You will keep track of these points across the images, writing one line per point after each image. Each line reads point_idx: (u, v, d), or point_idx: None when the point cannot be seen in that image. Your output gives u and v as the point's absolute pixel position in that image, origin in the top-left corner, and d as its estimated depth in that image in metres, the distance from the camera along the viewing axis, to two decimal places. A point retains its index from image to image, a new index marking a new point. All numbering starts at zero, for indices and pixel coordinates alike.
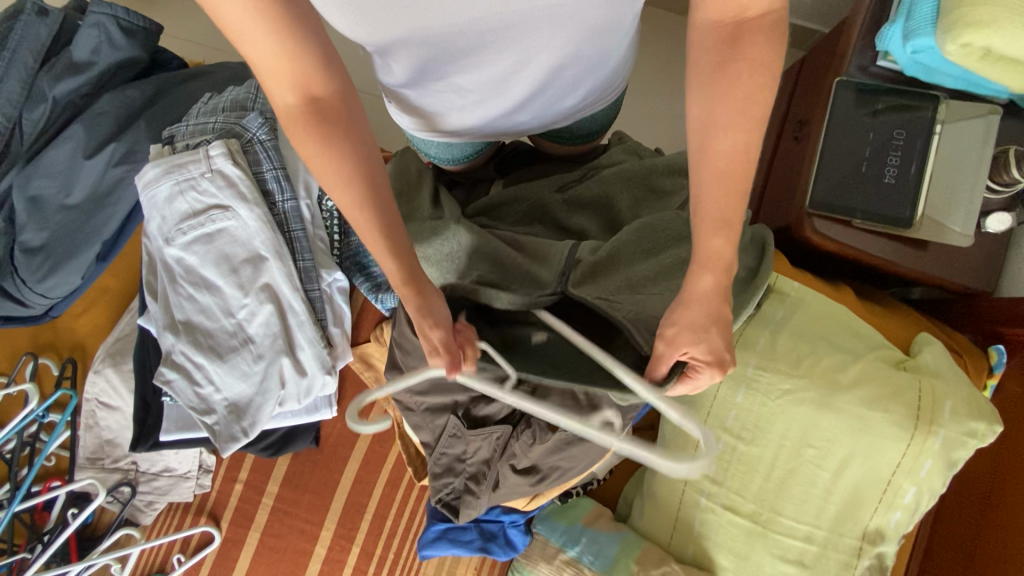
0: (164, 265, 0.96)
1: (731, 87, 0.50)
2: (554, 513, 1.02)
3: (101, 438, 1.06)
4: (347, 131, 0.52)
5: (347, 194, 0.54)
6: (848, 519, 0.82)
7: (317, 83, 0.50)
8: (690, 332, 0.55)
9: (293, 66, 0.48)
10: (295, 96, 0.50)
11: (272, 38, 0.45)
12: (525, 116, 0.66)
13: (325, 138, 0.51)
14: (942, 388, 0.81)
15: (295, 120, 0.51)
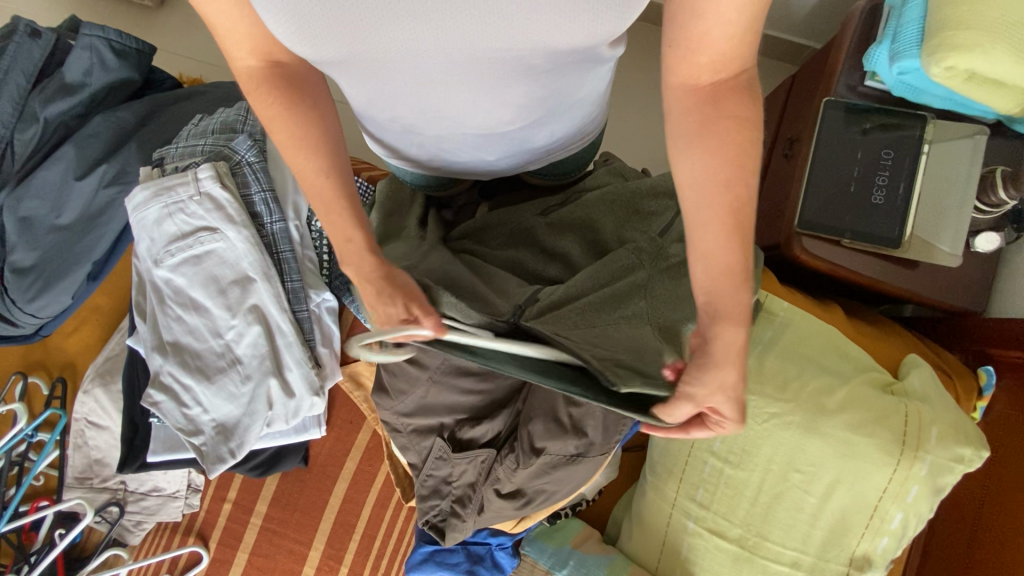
0: (153, 286, 0.96)
1: (714, 140, 0.51)
2: (543, 535, 1.02)
3: (90, 457, 1.06)
4: (307, 99, 0.58)
5: (309, 159, 0.60)
6: (835, 545, 0.81)
7: (278, 50, 0.56)
8: (719, 395, 0.57)
9: (254, 34, 0.53)
10: (257, 59, 0.56)
11: (231, 6, 0.50)
12: (494, 157, 0.68)
13: (285, 103, 0.57)
14: (928, 412, 0.81)
15: (255, 82, 0.57)
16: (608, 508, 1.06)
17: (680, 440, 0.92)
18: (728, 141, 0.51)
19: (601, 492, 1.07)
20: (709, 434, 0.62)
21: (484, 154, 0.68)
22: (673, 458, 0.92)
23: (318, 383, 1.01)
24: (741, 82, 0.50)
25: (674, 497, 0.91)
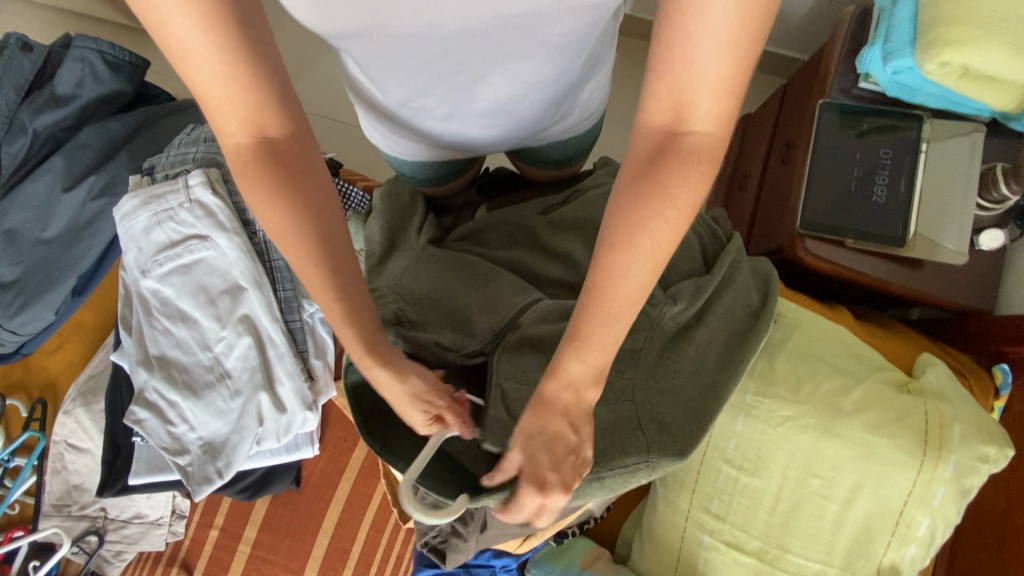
0: (139, 298, 0.93)
1: (645, 219, 0.46)
2: (549, 557, 0.95)
3: (68, 483, 1.00)
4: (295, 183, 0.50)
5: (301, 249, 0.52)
6: (861, 556, 0.76)
7: (271, 124, 0.48)
8: (515, 442, 0.52)
9: (243, 102, 0.45)
10: (247, 135, 0.47)
11: (214, 64, 0.42)
12: (478, 137, 0.71)
13: (277, 184, 0.50)
14: (949, 410, 0.78)
15: (243, 162, 0.49)
16: (617, 526, 1.00)
17: (691, 448, 0.87)
18: (663, 225, 0.46)
19: (609, 509, 1.01)
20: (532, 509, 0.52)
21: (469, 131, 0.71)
22: (683, 468, 0.87)
23: (311, 398, 0.96)
24: (697, 157, 0.43)
25: (687, 510, 0.86)
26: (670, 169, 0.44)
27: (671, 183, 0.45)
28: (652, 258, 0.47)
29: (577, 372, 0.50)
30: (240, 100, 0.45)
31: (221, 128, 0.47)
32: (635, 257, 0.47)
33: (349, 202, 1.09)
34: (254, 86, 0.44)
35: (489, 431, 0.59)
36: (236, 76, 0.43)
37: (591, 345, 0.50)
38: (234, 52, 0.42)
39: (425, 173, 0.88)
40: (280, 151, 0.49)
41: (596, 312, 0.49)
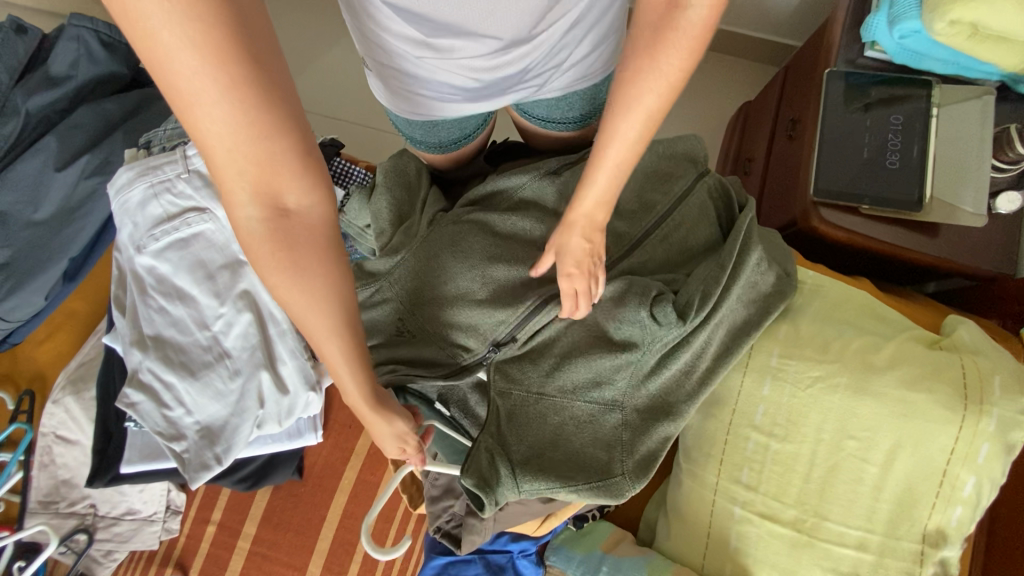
0: (134, 275, 0.89)
1: (641, 89, 0.54)
2: (569, 542, 0.90)
3: (56, 478, 0.94)
4: (315, 252, 0.45)
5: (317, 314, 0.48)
6: (905, 520, 0.72)
7: (289, 196, 0.42)
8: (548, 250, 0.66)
9: (259, 168, 0.40)
10: (261, 208, 0.42)
11: (228, 118, 0.37)
12: (486, 86, 0.73)
13: (294, 259, 0.45)
14: (986, 364, 0.74)
15: (259, 239, 0.43)
16: (639, 509, 0.95)
17: (717, 418, 0.83)
18: (653, 95, 0.54)
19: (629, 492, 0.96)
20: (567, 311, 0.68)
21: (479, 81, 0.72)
22: (709, 439, 0.83)
23: (314, 378, 0.91)
24: (688, 33, 0.50)
25: (716, 482, 0.81)
26: (665, 49, 0.51)
27: (664, 58, 0.52)
28: (650, 118, 0.55)
29: (588, 208, 0.61)
30: (257, 159, 0.39)
31: (234, 205, 0.41)
32: (628, 123, 0.55)
33: (351, 182, 1.07)
34: (272, 141, 0.39)
35: (467, 466, 0.65)
36: (258, 128, 0.38)
37: (596, 183, 0.59)
38: (254, 98, 0.37)
39: (435, 140, 0.87)
40: (300, 220, 0.44)
41: (602, 169, 0.58)
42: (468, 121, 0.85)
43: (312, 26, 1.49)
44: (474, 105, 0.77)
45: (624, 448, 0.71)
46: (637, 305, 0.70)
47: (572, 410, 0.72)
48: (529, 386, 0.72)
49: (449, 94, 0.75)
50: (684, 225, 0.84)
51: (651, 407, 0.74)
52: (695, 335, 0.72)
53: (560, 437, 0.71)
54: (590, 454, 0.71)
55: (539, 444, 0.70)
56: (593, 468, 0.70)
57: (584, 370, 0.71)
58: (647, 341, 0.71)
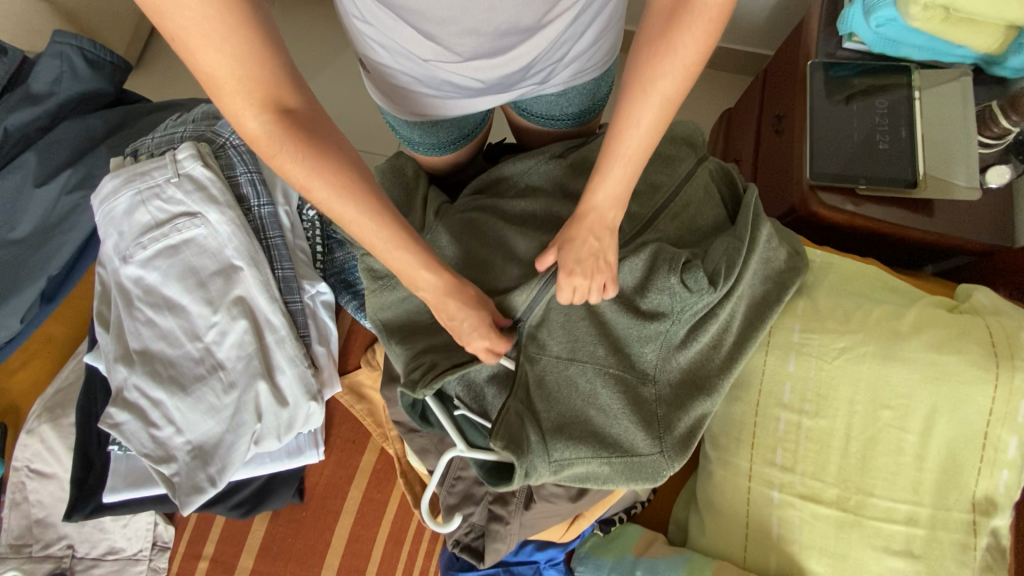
0: (119, 287, 0.83)
1: (655, 73, 0.52)
2: (597, 549, 0.84)
3: (30, 517, 0.86)
4: (330, 147, 0.48)
5: (351, 208, 0.51)
6: (951, 489, 0.69)
7: (288, 94, 0.44)
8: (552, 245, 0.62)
9: (256, 73, 0.42)
10: (267, 115, 0.44)
11: (226, 26, 0.38)
12: (489, 83, 0.69)
13: (311, 155, 0.47)
14: (1010, 323, 0.73)
15: (272, 144, 0.45)
16: (666, 510, 0.90)
17: (743, 401, 0.80)
18: (666, 80, 0.52)
19: (654, 491, 0.91)
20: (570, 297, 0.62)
21: (482, 78, 0.68)
22: (737, 423, 0.79)
23: (315, 387, 0.86)
24: (708, 14, 0.49)
25: (749, 467, 0.77)
26: (680, 34, 0.50)
27: (679, 42, 0.50)
28: (665, 107, 0.53)
29: (601, 200, 0.58)
30: (261, 75, 0.42)
31: (244, 123, 0.44)
32: (640, 116, 0.53)
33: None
34: (265, 53, 0.41)
35: (495, 428, 0.61)
36: (258, 44, 0.40)
37: (607, 175, 0.57)
38: (244, 12, 0.39)
39: (434, 141, 0.82)
40: (306, 121, 0.47)
41: (616, 161, 0.56)
42: (468, 119, 0.80)
43: (295, 52, 1.49)
44: (476, 102, 0.72)
45: (659, 422, 0.68)
46: (664, 272, 0.68)
47: (605, 380, 0.68)
48: (558, 355, 0.68)
49: (450, 91, 0.70)
50: (691, 206, 0.82)
51: (681, 380, 0.71)
52: (721, 307, 0.71)
53: (591, 410, 0.67)
54: (624, 430, 0.67)
55: (571, 416, 0.67)
56: (627, 443, 0.67)
57: (609, 339, 0.69)
58: (676, 310, 0.69)
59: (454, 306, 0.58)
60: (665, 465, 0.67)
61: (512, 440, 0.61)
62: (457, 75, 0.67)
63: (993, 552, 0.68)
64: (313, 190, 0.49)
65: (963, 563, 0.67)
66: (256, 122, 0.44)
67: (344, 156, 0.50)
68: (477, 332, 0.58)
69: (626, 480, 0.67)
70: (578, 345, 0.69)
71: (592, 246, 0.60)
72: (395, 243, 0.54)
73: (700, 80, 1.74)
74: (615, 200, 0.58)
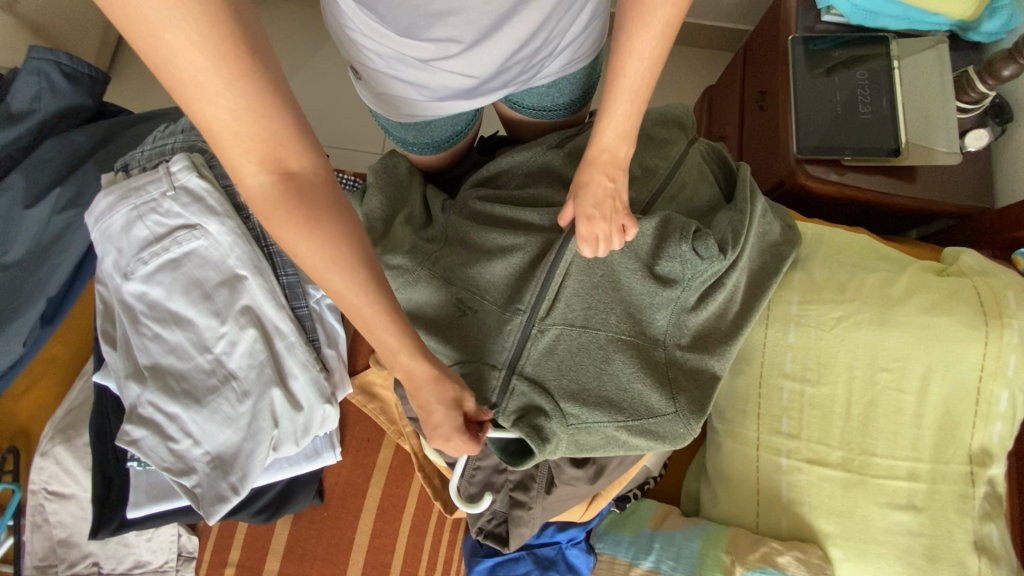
0: (122, 305, 0.83)
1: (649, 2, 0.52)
2: (615, 525, 0.87)
3: (52, 539, 0.86)
4: (332, 219, 0.45)
5: (348, 283, 0.48)
6: (949, 444, 0.72)
7: (292, 158, 0.41)
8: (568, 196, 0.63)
9: (262, 131, 0.39)
10: (268, 175, 0.41)
11: (229, 79, 0.35)
12: (485, 81, 0.69)
13: (311, 224, 0.44)
14: (998, 282, 0.77)
15: (270, 206, 0.42)
16: (678, 484, 0.93)
17: (747, 373, 0.83)
18: (665, 5, 0.52)
19: (665, 467, 0.94)
20: (590, 250, 0.62)
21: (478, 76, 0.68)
22: (742, 395, 0.82)
23: (329, 390, 0.87)
24: None
25: (756, 437, 0.80)
26: None
27: None
28: (665, 32, 0.54)
29: (610, 141, 0.60)
30: (265, 137, 0.39)
31: (242, 178, 0.41)
32: (638, 48, 0.55)
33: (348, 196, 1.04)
34: (271, 110, 0.38)
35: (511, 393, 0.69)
36: (258, 99, 0.37)
37: (614, 110, 0.58)
38: (244, 61, 0.35)
39: (429, 140, 0.82)
40: (307, 183, 0.43)
41: (620, 94, 0.57)
42: (460, 117, 0.80)
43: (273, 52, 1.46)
44: (470, 101, 0.72)
45: (674, 383, 0.71)
46: (671, 239, 0.70)
47: (617, 345, 0.70)
48: (568, 322, 0.71)
49: (445, 94, 0.71)
50: (687, 187, 0.84)
51: (693, 342, 0.74)
52: (728, 276, 0.73)
53: (607, 376, 0.70)
54: (638, 393, 0.70)
55: (586, 383, 0.70)
56: (642, 406, 0.70)
57: (622, 307, 0.71)
58: (686, 277, 0.71)
59: (427, 392, 0.57)
60: (684, 429, 0.70)
61: (524, 407, 0.69)
62: (452, 74, 0.67)
63: (989, 500, 0.72)
64: (304, 258, 0.46)
65: (963, 511, 0.70)
66: (253, 178, 0.41)
67: (345, 233, 0.46)
68: (443, 423, 0.58)
69: (643, 442, 0.69)
70: (593, 312, 0.71)
71: (607, 186, 0.61)
72: (387, 318, 0.51)
73: (680, 58, 1.75)
74: (622, 137, 0.60)
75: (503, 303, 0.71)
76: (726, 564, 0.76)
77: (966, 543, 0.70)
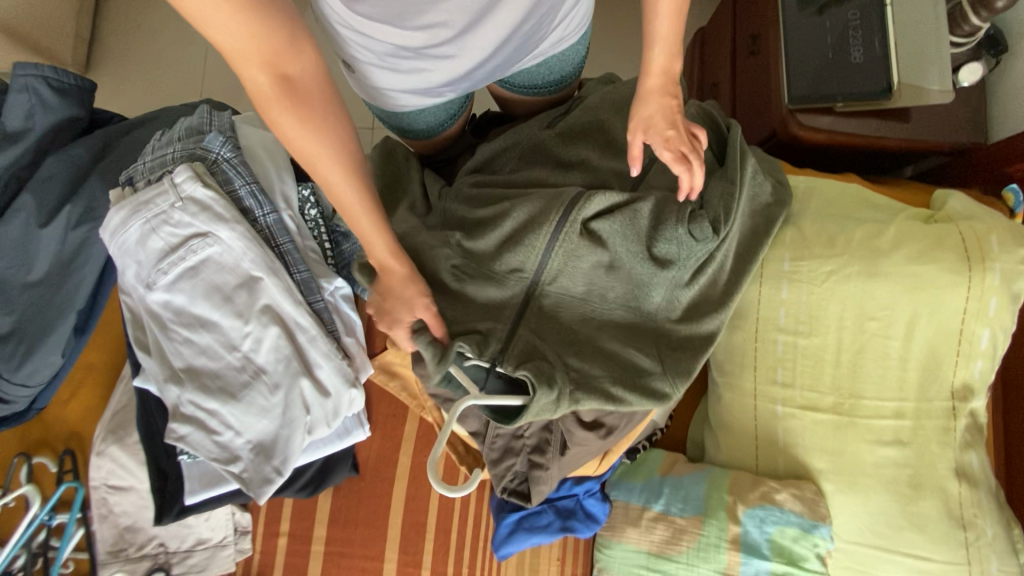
0: (150, 313, 0.88)
1: None
2: (627, 474, 0.95)
3: (119, 526, 0.96)
4: (325, 117, 0.50)
5: (340, 176, 0.54)
6: (932, 382, 0.78)
7: (287, 60, 0.46)
8: (635, 137, 0.61)
9: (258, 37, 0.43)
10: (267, 77, 0.46)
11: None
12: (475, 63, 0.70)
13: (306, 121, 0.49)
14: (982, 226, 0.79)
15: (270, 105, 0.47)
16: (684, 433, 1.00)
17: (743, 329, 0.87)
18: None
19: (671, 419, 1.01)
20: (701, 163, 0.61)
21: (468, 61, 0.69)
22: (740, 350, 0.88)
23: (352, 375, 0.93)
24: None
25: (754, 387, 0.86)
26: None
27: None
28: None
29: (659, 59, 0.60)
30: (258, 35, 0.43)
31: (242, 74, 0.45)
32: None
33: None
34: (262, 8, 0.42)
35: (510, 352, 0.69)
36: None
37: (655, 30, 0.58)
38: None
39: (425, 126, 0.84)
40: (300, 85, 0.48)
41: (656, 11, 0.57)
42: (451, 102, 0.81)
43: None
44: (466, 82, 0.74)
45: (660, 352, 0.77)
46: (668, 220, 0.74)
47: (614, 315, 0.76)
48: (572, 289, 0.74)
49: (436, 82, 0.72)
50: None
51: (685, 314, 0.78)
52: (718, 250, 0.77)
53: (607, 343, 0.75)
54: (634, 358, 0.75)
55: (581, 348, 0.74)
56: (633, 374, 0.75)
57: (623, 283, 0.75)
58: (682, 257, 0.75)
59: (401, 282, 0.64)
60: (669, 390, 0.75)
61: (523, 358, 0.70)
62: (443, 62, 0.68)
63: (970, 429, 0.78)
64: (300, 152, 0.52)
65: (945, 442, 0.77)
66: (258, 84, 0.46)
67: (336, 130, 0.51)
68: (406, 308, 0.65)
69: (642, 400, 0.73)
70: (594, 286, 0.74)
71: (668, 102, 0.61)
72: (369, 210, 0.57)
73: None
74: (672, 59, 0.60)
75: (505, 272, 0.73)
76: (729, 504, 0.84)
77: (948, 470, 0.76)
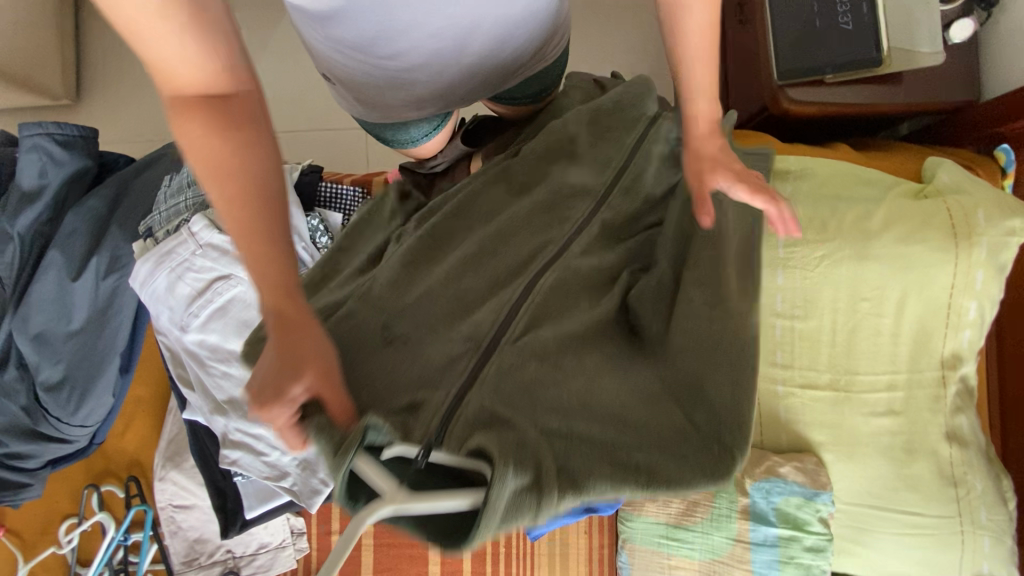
0: (188, 353, 0.94)
1: None
2: None
3: (188, 539, 1.07)
4: (228, 115, 0.37)
5: (209, 170, 0.37)
6: (923, 354, 0.82)
7: (200, 62, 0.37)
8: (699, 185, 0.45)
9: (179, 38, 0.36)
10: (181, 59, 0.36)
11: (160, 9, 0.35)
12: (451, 89, 0.75)
13: (204, 112, 0.37)
14: (970, 201, 0.82)
15: (177, 94, 0.37)
16: None
17: None
18: None
19: None
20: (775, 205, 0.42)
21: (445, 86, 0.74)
22: None
23: None
24: None
25: (755, 369, 0.91)
26: None
27: None
28: None
29: (702, 101, 0.48)
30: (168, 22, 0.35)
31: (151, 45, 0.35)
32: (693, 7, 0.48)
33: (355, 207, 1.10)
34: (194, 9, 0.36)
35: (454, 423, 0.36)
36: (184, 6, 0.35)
37: (695, 77, 0.49)
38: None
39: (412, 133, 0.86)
40: (205, 82, 0.37)
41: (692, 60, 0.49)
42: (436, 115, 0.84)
43: None
44: (445, 103, 0.78)
45: (685, 396, 0.41)
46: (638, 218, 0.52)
47: (602, 314, 0.44)
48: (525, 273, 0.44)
49: (414, 105, 0.76)
50: None
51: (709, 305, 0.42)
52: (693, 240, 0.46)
53: (598, 369, 0.41)
54: (647, 416, 0.39)
55: (549, 393, 0.39)
56: (642, 433, 0.38)
57: (592, 269, 0.47)
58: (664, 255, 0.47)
59: (307, 340, 0.35)
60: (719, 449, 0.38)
61: (476, 428, 0.36)
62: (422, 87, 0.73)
63: (960, 394, 0.83)
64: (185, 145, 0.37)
65: (936, 410, 0.82)
66: (178, 67, 0.36)
67: (237, 128, 0.37)
68: (269, 378, 0.34)
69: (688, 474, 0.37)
70: (570, 288, 0.45)
71: (723, 145, 0.47)
72: (245, 231, 0.37)
73: None
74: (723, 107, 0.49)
75: (412, 272, 0.43)
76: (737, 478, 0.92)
77: (939, 434, 0.82)
